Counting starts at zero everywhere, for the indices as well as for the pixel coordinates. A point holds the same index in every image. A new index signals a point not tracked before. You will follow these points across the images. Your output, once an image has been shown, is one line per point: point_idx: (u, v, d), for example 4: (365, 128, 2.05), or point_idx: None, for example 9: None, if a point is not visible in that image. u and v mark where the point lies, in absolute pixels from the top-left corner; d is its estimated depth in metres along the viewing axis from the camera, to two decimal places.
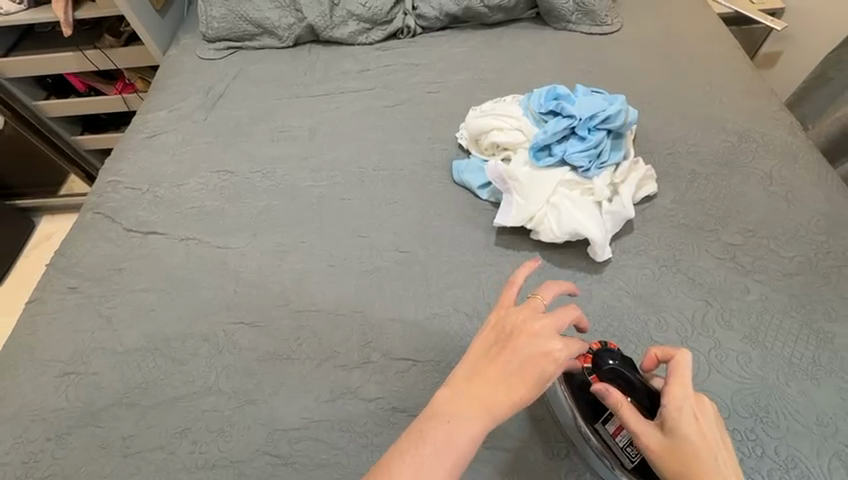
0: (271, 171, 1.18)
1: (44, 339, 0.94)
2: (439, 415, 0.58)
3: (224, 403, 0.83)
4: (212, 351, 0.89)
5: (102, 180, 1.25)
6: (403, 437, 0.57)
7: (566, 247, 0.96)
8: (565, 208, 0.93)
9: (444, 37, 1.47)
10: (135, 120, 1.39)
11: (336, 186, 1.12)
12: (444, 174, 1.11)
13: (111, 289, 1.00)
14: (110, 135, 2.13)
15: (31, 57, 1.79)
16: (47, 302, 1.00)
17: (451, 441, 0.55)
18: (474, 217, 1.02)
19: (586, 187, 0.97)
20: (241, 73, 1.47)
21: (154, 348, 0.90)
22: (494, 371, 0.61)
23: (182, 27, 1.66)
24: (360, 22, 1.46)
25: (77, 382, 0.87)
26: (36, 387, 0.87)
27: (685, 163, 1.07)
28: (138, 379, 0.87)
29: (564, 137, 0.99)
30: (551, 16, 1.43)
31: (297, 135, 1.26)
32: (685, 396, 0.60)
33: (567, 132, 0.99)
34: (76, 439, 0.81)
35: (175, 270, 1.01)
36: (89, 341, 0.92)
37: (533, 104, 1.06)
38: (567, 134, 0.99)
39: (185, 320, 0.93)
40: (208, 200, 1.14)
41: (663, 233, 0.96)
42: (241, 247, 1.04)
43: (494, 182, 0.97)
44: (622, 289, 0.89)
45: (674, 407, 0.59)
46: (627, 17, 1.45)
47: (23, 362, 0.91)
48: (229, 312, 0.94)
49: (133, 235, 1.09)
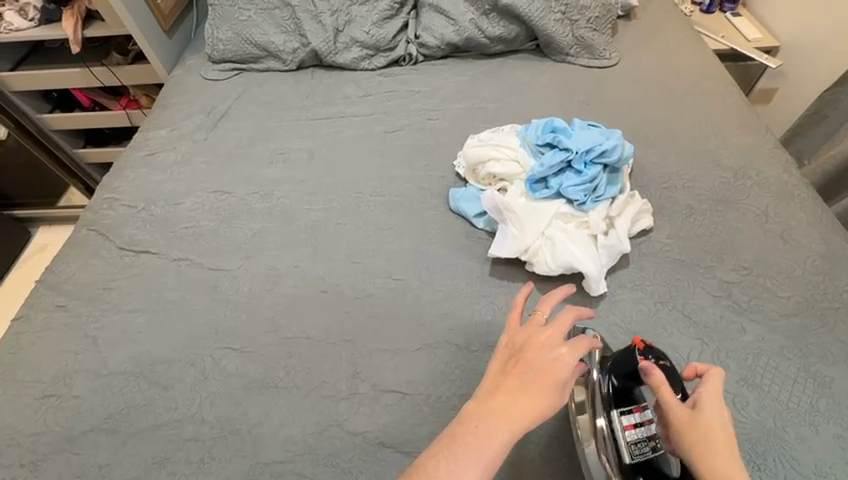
0: (268, 193, 1.18)
1: (27, 358, 0.92)
2: (464, 429, 0.58)
3: (206, 433, 0.80)
4: (197, 376, 0.87)
5: (99, 196, 1.25)
6: (441, 437, 0.58)
7: (561, 279, 0.95)
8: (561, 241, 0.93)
9: (445, 66, 1.49)
10: (137, 138, 1.41)
11: (332, 211, 1.13)
12: (441, 201, 1.11)
13: (100, 309, 0.98)
14: (112, 149, 2.15)
15: (38, 71, 1.82)
16: (33, 320, 0.99)
17: (482, 450, 0.55)
18: (469, 246, 1.02)
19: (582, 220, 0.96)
20: (244, 95, 1.49)
21: (139, 371, 0.88)
22: (510, 382, 0.61)
23: (189, 48, 1.70)
24: (363, 49, 1.49)
25: (56, 405, 0.85)
26: (14, 409, 0.85)
27: (680, 198, 1.08)
28: (120, 404, 0.84)
29: (560, 170, 1.00)
30: (550, 48, 1.46)
31: (296, 157, 1.27)
32: (720, 396, 0.64)
33: (563, 165, 0.99)
34: (51, 466, 0.79)
35: (165, 291, 1.00)
36: (73, 362, 0.90)
37: (530, 136, 1.07)
38: (563, 167, 0.99)
39: (172, 343, 0.92)
40: (203, 220, 1.14)
41: (659, 268, 0.96)
42: (234, 269, 1.03)
43: (490, 212, 0.98)
44: (617, 324, 0.88)
45: (710, 394, 0.64)
46: (625, 52, 1.48)
47: (4, 382, 0.89)
48: (217, 336, 0.92)
49: (125, 254, 1.08)
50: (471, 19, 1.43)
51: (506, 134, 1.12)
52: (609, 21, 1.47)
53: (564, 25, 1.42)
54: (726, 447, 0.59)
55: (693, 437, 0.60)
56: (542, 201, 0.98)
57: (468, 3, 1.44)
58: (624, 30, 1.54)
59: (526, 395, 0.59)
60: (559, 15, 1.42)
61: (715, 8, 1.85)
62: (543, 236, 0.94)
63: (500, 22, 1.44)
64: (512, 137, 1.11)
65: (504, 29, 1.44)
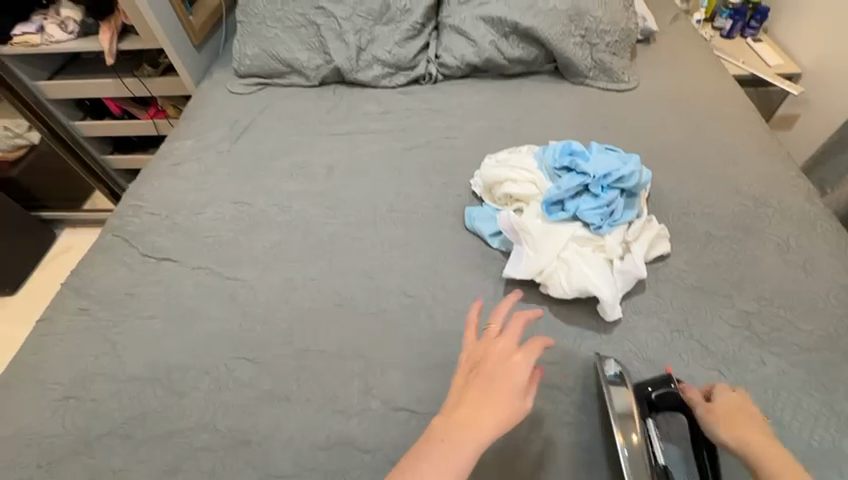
0: (287, 206, 1.21)
1: (50, 360, 0.95)
2: (432, 438, 0.62)
3: (218, 442, 0.81)
4: (211, 385, 0.88)
5: (125, 203, 1.29)
6: (409, 454, 0.61)
7: (576, 302, 0.95)
8: (576, 264, 0.93)
9: (464, 86, 1.52)
10: (163, 148, 1.45)
11: (349, 225, 1.14)
12: (457, 220, 1.12)
13: (120, 313, 1.01)
14: (143, 157, 2.22)
15: (74, 81, 1.91)
16: (57, 322, 1.02)
17: (452, 455, 0.59)
18: (484, 265, 1.02)
19: (599, 243, 0.96)
20: (267, 108, 1.54)
21: (155, 377, 0.90)
22: (474, 392, 0.66)
23: (216, 62, 1.76)
24: (384, 67, 1.53)
25: (74, 407, 0.87)
26: (34, 409, 0.87)
27: (699, 224, 1.07)
28: (135, 409, 0.86)
29: (577, 195, 1.00)
30: (569, 71, 1.47)
31: (315, 171, 1.30)
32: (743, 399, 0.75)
33: (580, 190, 1.00)
34: (66, 468, 0.80)
35: (184, 298, 1.03)
36: (92, 365, 0.93)
37: (548, 158, 1.07)
38: (580, 192, 1.00)
39: (188, 351, 0.93)
40: (223, 230, 1.16)
41: (675, 295, 0.95)
42: (252, 280, 1.05)
43: (505, 232, 0.99)
44: (632, 351, 0.87)
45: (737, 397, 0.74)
46: (644, 76, 1.48)
47: (27, 382, 0.92)
48: (232, 345, 0.94)
49: (147, 260, 1.11)
50: (491, 40, 1.46)
51: (524, 155, 1.13)
52: (628, 45, 1.48)
53: (584, 49, 1.44)
54: (762, 432, 0.69)
55: (734, 421, 0.70)
56: (557, 224, 0.99)
57: (488, 25, 1.46)
58: (643, 54, 1.55)
59: (487, 402, 0.64)
60: (578, 39, 1.43)
61: (735, 33, 1.85)
62: (558, 258, 0.94)
63: (520, 44, 1.46)
64: (529, 158, 1.11)
65: (524, 51, 1.46)
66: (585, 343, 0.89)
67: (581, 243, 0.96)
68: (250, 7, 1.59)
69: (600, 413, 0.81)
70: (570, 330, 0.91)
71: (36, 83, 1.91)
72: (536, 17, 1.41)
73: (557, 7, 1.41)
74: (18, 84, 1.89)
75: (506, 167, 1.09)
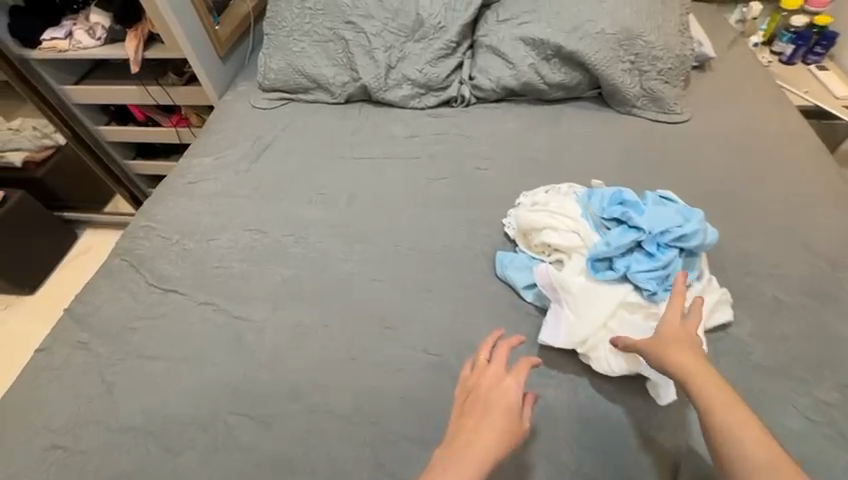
0: (304, 236, 1.13)
1: (44, 398, 0.89)
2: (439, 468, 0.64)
3: None
4: (210, 444, 0.80)
5: (136, 223, 1.24)
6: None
7: (621, 376, 0.83)
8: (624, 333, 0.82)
9: (499, 110, 1.41)
10: (181, 163, 1.40)
11: (369, 263, 1.05)
12: (487, 265, 1.01)
13: (120, 350, 0.94)
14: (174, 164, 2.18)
15: (100, 87, 1.89)
16: (55, 354, 0.96)
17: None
18: (516, 322, 0.92)
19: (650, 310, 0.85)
20: (289, 126, 1.47)
21: (150, 430, 0.82)
22: (474, 419, 0.70)
23: (241, 73, 1.70)
24: (414, 87, 1.44)
25: (64, 458, 0.81)
26: (24, 457, 0.82)
27: (764, 287, 0.94)
28: (126, 466, 0.79)
29: (627, 250, 0.89)
30: (615, 99, 1.35)
31: (335, 199, 1.22)
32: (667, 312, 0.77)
33: (630, 245, 0.89)
34: None
35: (187, 337, 0.95)
36: (85, 410, 0.86)
37: (595, 206, 0.96)
38: (631, 247, 0.88)
39: (187, 401, 0.86)
40: (235, 261, 1.09)
41: (734, 375, 0.83)
42: (261, 320, 0.97)
43: (542, 287, 0.88)
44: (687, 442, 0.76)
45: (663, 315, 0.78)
46: (698, 108, 1.35)
47: (20, 423, 0.86)
48: (234, 398, 0.85)
49: (153, 290, 1.05)
50: (531, 63, 1.35)
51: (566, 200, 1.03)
52: (683, 73, 1.35)
53: (633, 75, 1.31)
54: (697, 355, 0.71)
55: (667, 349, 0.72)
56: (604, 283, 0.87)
57: (529, 46, 1.35)
58: (697, 83, 1.42)
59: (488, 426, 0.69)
60: (627, 65, 1.31)
61: (798, 60, 1.69)
62: (603, 324, 0.83)
63: (562, 68, 1.35)
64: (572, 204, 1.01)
65: (566, 75, 1.35)
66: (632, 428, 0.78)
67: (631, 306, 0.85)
68: (277, 19, 1.52)
69: None
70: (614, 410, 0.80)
71: (63, 87, 1.91)
72: (581, 40, 1.30)
73: (606, 30, 1.29)
74: (44, 88, 1.88)
75: (546, 212, 0.98)
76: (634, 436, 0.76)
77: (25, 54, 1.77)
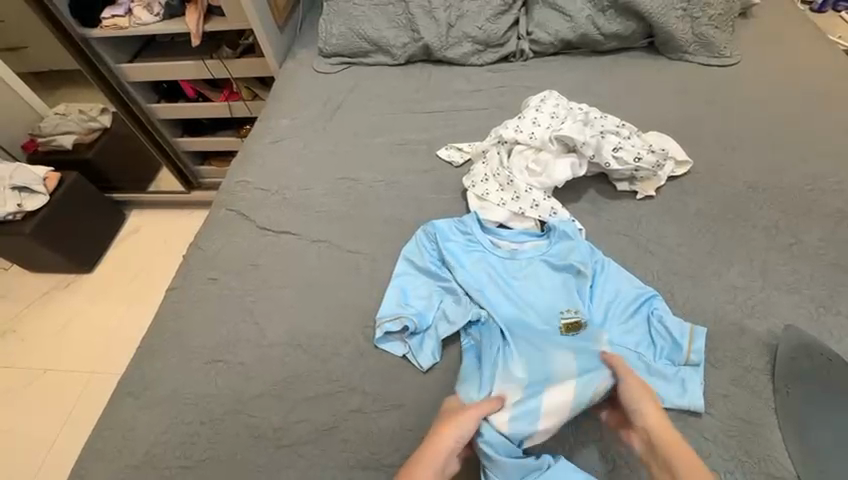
0: (395, 181, 1.22)
1: (194, 323, 0.99)
2: None
3: (369, 405, 0.84)
4: (354, 352, 0.91)
5: (230, 178, 1.32)
6: None
7: (712, 278, 0.94)
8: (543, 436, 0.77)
9: (557, 62, 1.49)
10: (259, 126, 1.48)
11: (461, 199, 1.14)
12: (572, 196, 1.10)
13: (249, 284, 1.05)
14: (232, 139, 2.27)
15: (156, 64, 1.96)
16: (191, 290, 1.06)
17: None
18: (606, 239, 1.02)
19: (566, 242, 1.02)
20: (356, 87, 1.54)
21: (296, 344, 0.93)
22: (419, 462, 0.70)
23: (297, 41, 1.77)
24: (474, 44, 1.51)
25: (224, 370, 0.91)
26: (187, 371, 0.92)
27: (830, 200, 1.03)
28: (284, 372, 0.89)
29: (511, 256, 0.99)
30: (667, 46, 1.42)
31: (416, 148, 1.30)
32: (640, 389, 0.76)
33: (555, 286, 0.93)
34: (229, 425, 0.84)
35: (311, 269, 1.05)
36: (234, 331, 0.97)
37: (553, 126, 1.07)
38: (638, 284, 0.91)
39: (324, 319, 0.96)
40: (335, 206, 1.19)
41: (815, 271, 0.93)
42: (373, 253, 1.07)
43: (472, 173, 1.11)
44: (777, 323, 0.86)
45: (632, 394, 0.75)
46: (748, 51, 1.41)
47: (173, 346, 0.96)
48: (367, 316, 0.96)
49: (266, 233, 1.14)
50: (588, 15, 1.42)
51: (551, 109, 1.11)
52: (732, 18, 1.40)
53: (685, 22, 1.38)
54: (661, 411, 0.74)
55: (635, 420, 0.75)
56: (547, 175, 1.04)
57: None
58: (744, 29, 1.47)
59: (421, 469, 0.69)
60: (680, 12, 1.37)
61: (828, 8, 1.64)
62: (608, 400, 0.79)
63: (617, 19, 1.42)
64: (557, 114, 1.10)
65: (621, 25, 1.41)
66: (728, 317, 0.88)
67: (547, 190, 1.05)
68: None
69: (754, 386, 0.80)
70: (707, 304, 0.90)
71: (120, 65, 1.98)
72: None
73: None
74: (104, 69, 1.97)
75: (523, 116, 1.12)
76: (731, 322, 0.87)
77: (87, 32, 1.86)
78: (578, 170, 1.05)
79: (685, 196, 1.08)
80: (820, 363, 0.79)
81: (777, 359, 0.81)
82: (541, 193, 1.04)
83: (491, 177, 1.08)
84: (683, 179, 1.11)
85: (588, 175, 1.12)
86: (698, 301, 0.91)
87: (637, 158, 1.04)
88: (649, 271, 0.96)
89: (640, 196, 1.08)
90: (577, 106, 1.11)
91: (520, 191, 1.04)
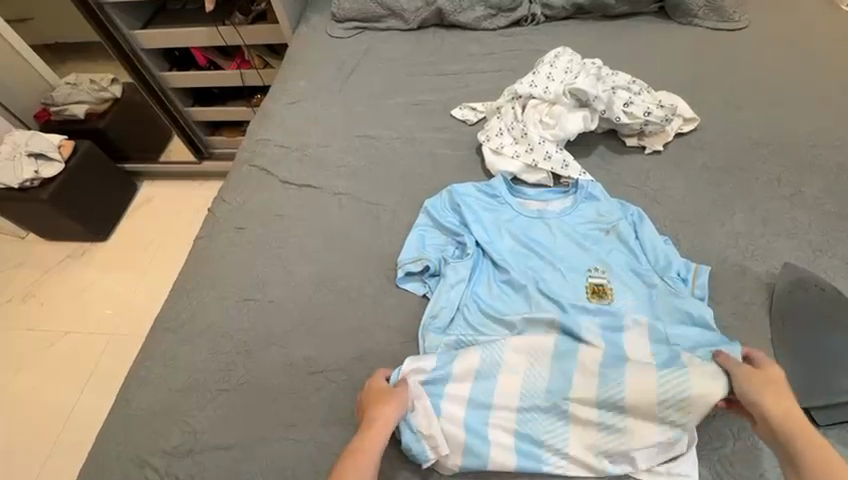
0: (411, 138, 1.26)
1: (224, 267, 1.05)
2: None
3: (393, 337, 0.90)
4: (377, 291, 0.97)
5: (250, 137, 1.36)
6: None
7: (715, 225, 0.99)
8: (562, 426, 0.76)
9: (568, 26, 1.51)
10: (276, 87, 1.51)
11: (475, 155, 1.19)
12: (583, 151, 1.15)
13: (275, 232, 1.10)
14: (243, 108, 2.29)
15: (168, 30, 1.98)
16: (218, 237, 1.11)
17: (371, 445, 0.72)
18: (615, 191, 1.07)
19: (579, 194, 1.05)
20: (370, 50, 1.56)
21: (323, 285, 0.99)
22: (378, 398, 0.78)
23: (310, 7, 1.78)
24: (487, 8, 1.53)
25: (255, 307, 0.97)
26: (220, 309, 0.98)
27: (830, 155, 1.08)
28: (312, 309, 0.96)
29: (540, 216, 1.03)
30: (677, 10, 1.44)
31: (431, 108, 1.33)
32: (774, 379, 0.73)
33: (578, 247, 0.96)
34: (263, 355, 0.90)
35: (334, 218, 1.11)
36: (263, 274, 1.02)
37: (566, 80, 1.11)
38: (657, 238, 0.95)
39: (347, 263, 1.02)
40: (355, 161, 1.23)
41: (813, 220, 0.98)
42: (392, 204, 1.12)
43: (486, 128, 1.16)
44: (777, 266, 0.91)
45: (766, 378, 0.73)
46: (757, 15, 1.43)
47: (206, 287, 1.02)
48: (388, 260, 1.01)
49: (288, 187, 1.19)
50: None
51: (564, 66, 1.14)
52: None
53: None
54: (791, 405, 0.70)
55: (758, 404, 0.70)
56: (560, 127, 1.08)
57: None
58: None
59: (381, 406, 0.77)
60: None
61: None
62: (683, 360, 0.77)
63: None
64: (571, 70, 1.13)
65: None
66: (730, 260, 0.94)
67: (559, 142, 1.09)
68: None
69: (753, 319, 0.86)
70: (711, 248, 0.96)
71: (133, 32, 2.01)
72: None
73: None
74: (118, 35, 1.99)
75: (536, 73, 1.16)
76: (733, 264, 0.93)
77: None
78: (589, 124, 1.09)
79: (692, 151, 1.12)
80: (816, 299, 0.85)
81: (774, 296, 0.87)
82: (553, 146, 1.08)
83: (506, 132, 1.12)
84: (691, 136, 1.15)
85: (598, 132, 1.17)
86: (702, 246, 0.96)
87: (647, 113, 1.08)
88: (657, 219, 1.01)
89: (648, 151, 1.12)
90: (590, 62, 1.14)
91: (534, 144, 1.08)
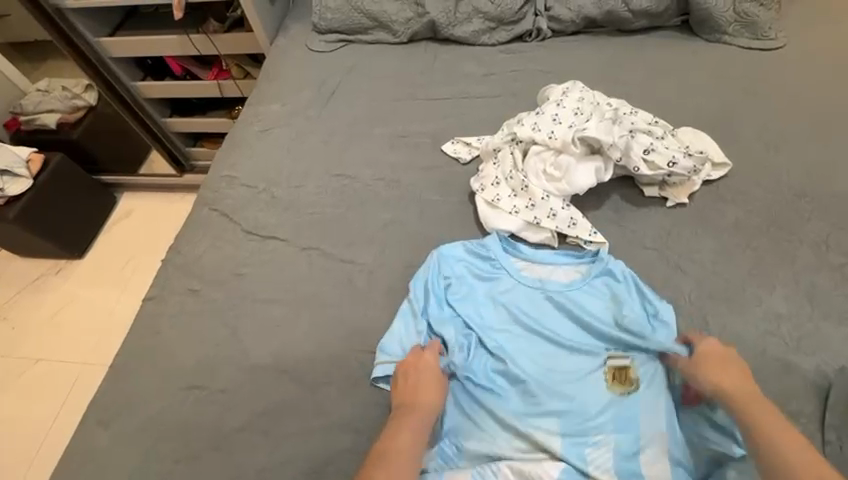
0: (395, 180, 1.09)
1: (171, 342, 0.90)
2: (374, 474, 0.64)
3: (363, 444, 0.75)
4: (346, 381, 0.81)
5: (214, 172, 1.20)
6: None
7: (751, 304, 0.83)
8: None
9: (578, 43, 1.33)
10: (247, 111, 1.34)
11: (468, 203, 1.02)
12: (595, 202, 0.98)
13: (233, 297, 0.94)
14: (223, 120, 2.12)
15: (137, 38, 1.80)
16: (168, 301, 0.96)
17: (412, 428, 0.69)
18: (632, 254, 0.91)
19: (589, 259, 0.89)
20: (354, 68, 1.39)
21: (283, 370, 0.84)
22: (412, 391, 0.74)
23: (290, 15, 1.60)
24: (485, 21, 1.35)
25: (202, 398, 0.83)
26: (162, 399, 0.83)
27: None
28: (269, 402, 0.81)
29: (541, 287, 0.86)
30: (703, 26, 1.25)
31: (419, 141, 1.17)
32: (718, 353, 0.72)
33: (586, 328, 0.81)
34: (209, 463, 0.77)
35: (301, 281, 0.95)
36: (214, 353, 0.87)
37: (577, 123, 0.94)
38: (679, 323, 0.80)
39: (312, 341, 0.87)
40: (329, 206, 1.07)
41: None
42: (369, 264, 0.96)
43: (481, 173, 1.00)
44: (828, 363, 0.76)
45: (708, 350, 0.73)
46: (797, 32, 1.24)
47: (148, 368, 0.87)
48: (361, 338, 0.86)
49: (251, 238, 1.04)
50: None
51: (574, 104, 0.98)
52: None
53: None
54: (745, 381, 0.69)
55: (709, 367, 0.71)
56: (569, 179, 0.92)
57: None
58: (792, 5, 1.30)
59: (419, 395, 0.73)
60: None
61: None
62: None
63: None
64: (582, 111, 0.97)
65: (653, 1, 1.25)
66: (771, 351, 0.78)
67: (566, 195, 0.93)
68: None
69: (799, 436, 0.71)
70: (748, 335, 0.80)
71: (99, 39, 1.84)
72: None
73: None
74: (78, 40, 1.82)
75: (541, 112, 0.99)
76: (774, 358, 0.77)
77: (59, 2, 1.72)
78: (601, 177, 0.93)
79: (723, 204, 0.95)
80: None
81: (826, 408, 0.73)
82: (559, 201, 0.92)
83: (503, 181, 0.96)
84: (721, 184, 0.98)
85: (613, 178, 1.00)
86: (737, 332, 0.80)
87: (671, 162, 0.92)
88: (681, 294, 0.85)
89: (671, 203, 0.95)
90: (605, 102, 0.98)
91: (536, 199, 0.92)
